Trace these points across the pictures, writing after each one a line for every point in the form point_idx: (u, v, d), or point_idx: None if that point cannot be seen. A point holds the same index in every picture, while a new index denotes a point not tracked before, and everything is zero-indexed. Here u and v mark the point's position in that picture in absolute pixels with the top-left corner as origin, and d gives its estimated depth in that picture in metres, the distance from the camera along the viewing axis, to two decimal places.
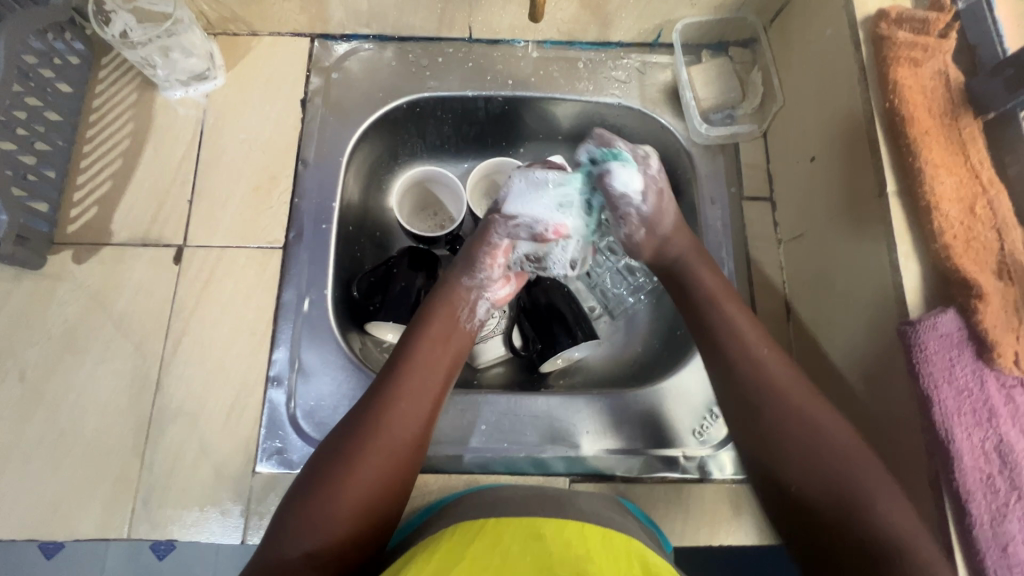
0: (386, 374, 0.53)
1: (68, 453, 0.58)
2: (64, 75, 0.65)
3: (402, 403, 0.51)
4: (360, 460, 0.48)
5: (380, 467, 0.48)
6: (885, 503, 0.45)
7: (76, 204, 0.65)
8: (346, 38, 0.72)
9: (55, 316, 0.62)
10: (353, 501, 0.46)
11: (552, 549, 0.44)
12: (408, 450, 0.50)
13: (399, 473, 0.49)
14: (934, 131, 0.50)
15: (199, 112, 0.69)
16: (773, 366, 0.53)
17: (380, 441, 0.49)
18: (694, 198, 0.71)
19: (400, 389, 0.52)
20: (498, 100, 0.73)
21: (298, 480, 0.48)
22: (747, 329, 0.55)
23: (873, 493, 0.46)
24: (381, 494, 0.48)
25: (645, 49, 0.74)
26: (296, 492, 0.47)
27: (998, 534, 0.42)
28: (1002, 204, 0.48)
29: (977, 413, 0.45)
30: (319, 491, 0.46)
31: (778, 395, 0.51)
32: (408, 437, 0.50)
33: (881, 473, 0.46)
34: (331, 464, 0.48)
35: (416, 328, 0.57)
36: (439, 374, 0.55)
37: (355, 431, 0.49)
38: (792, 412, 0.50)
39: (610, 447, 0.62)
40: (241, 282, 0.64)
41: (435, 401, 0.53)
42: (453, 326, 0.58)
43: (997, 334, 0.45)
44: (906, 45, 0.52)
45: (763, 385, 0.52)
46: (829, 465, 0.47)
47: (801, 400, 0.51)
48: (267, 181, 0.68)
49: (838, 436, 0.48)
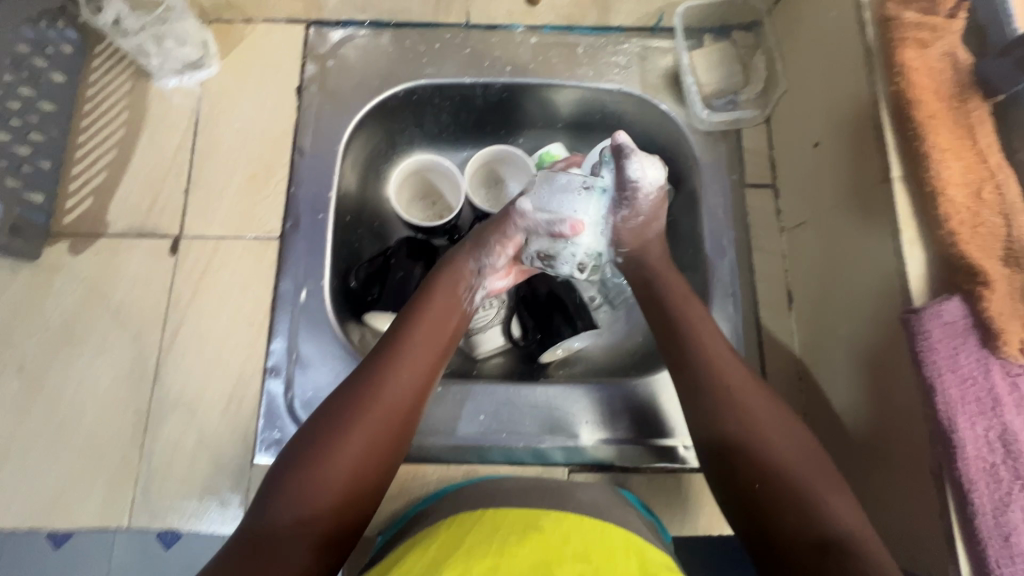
0: (386, 347, 0.53)
1: (68, 444, 0.58)
2: (56, 65, 0.64)
3: (400, 376, 0.51)
4: (356, 428, 0.48)
5: (374, 438, 0.48)
6: (833, 502, 0.45)
7: (71, 195, 0.64)
8: (342, 24, 0.71)
9: (53, 307, 0.61)
10: (345, 471, 0.46)
11: (553, 541, 0.43)
12: (402, 422, 0.50)
13: (392, 447, 0.49)
14: (940, 114, 0.49)
15: (194, 101, 0.69)
16: (729, 368, 0.53)
17: (377, 412, 0.49)
18: (696, 185, 0.70)
19: (398, 363, 0.52)
20: (496, 87, 0.71)
21: (290, 446, 0.48)
22: (708, 335, 0.55)
23: (825, 494, 0.45)
24: (373, 466, 0.48)
25: (646, 34, 0.73)
26: (289, 458, 0.47)
27: (1000, 524, 0.41)
28: (1011, 188, 0.47)
29: (981, 402, 0.44)
30: (312, 458, 0.46)
31: (738, 398, 0.51)
32: (404, 408, 0.50)
33: (832, 474, 0.47)
34: (325, 432, 0.48)
35: (416, 306, 0.57)
36: (436, 350, 0.55)
37: (353, 399, 0.49)
38: (742, 417, 0.50)
39: (612, 436, 0.62)
40: (238, 273, 0.64)
41: (431, 377, 0.54)
42: (451, 304, 0.58)
43: (1004, 321, 0.44)
44: (913, 26, 0.51)
45: (723, 389, 0.51)
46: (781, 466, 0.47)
47: (751, 401, 0.51)
48: (264, 170, 0.67)
49: (790, 441, 0.49)
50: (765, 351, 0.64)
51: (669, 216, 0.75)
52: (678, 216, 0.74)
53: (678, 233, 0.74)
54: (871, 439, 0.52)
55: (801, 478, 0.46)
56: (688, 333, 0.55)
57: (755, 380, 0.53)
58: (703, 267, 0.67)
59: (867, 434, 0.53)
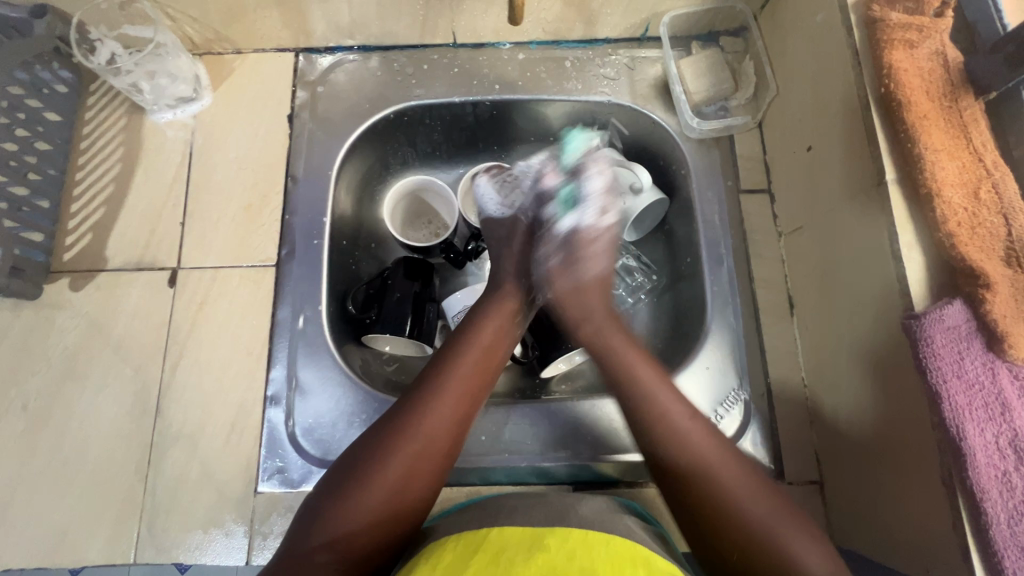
0: (433, 373, 0.53)
1: (72, 480, 0.59)
2: (52, 105, 0.66)
3: (447, 404, 0.51)
4: (395, 457, 0.48)
5: (413, 469, 0.48)
6: (798, 545, 0.44)
7: (71, 232, 0.65)
8: (331, 50, 0.72)
9: (54, 345, 0.62)
10: (381, 499, 0.46)
11: (556, 557, 0.42)
12: (444, 451, 0.50)
13: (432, 478, 0.49)
14: (933, 115, 0.48)
15: (188, 133, 0.69)
16: (673, 413, 0.51)
17: (418, 442, 0.49)
18: (690, 193, 0.69)
19: (444, 390, 0.51)
20: (486, 105, 0.71)
21: (337, 468, 0.49)
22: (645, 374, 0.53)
23: (788, 537, 0.44)
24: (414, 494, 0.48)
25: (634, 44, 0.73)
26: (329, 481, 0.48)
27: (1016, 534, 0.40)
28: (1009, 186, 0.46)
29: (989, 408, 0.43)
30: (356, 481, 0.47)
31: (683, 441, 0.49)
32: (446, 438, 0.50)
33: (797, 516, 0.46)
34: (365, 455, 0.48)
35: (465, 332, 0.56)
36: (482, 377, 0.54)
37: (394, 422, 0.49)
38: (695, 462, 0.48)
39: (618, 452, 0.60)
40: (236, 302, 0.64)
41: (473, 406, 0.53)
42: (502, 331, 0.57)
43: (1007, 324, 0.43)
44: (899, 27, 0.50)
45: (668, 434, 0.50)
46: (744, 517, 0.45)
47: (702, 444, 0.49)
48: (258, 199, 0.68)
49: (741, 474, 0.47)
50: (768, 360, 0.63)
51: (667, 224, 0.74)
52: (674, 225, 0.73)
53: (676, 242, 0.73)
54: (880, 447, 0.51)
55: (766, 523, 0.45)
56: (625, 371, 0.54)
57: (704, 424, 0.51)
58: (701, 275, 0.67)
59: (875, 442, 0.52)
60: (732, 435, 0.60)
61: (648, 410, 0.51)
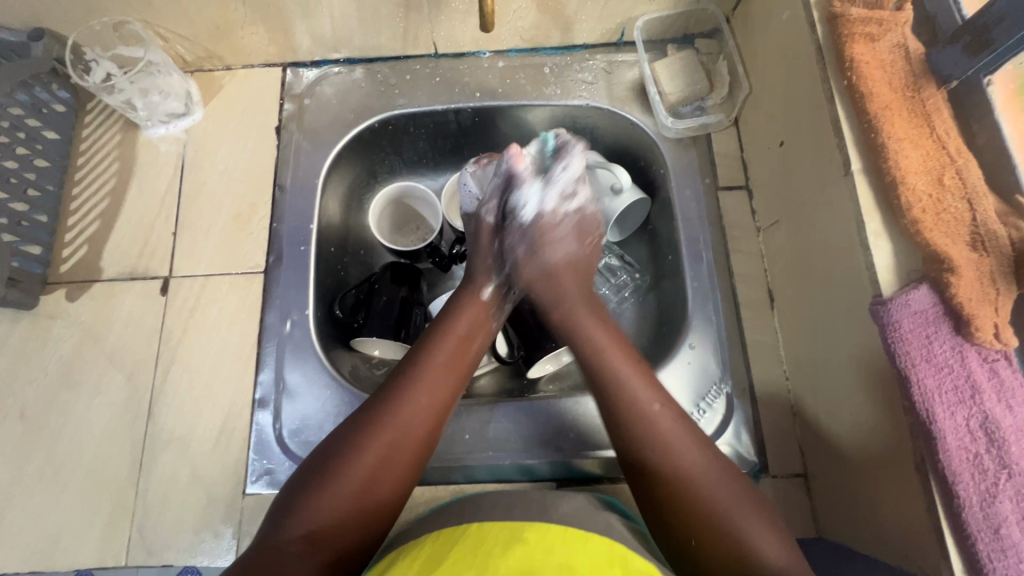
0: (409, 366, 0.54)
1: (66, 485, 0.60)
2: (50, 123, 0.68)
3: (422, 396, 0.51)
4: (371, 447, 0.48)
5: (388, 459, 0.48)
6: (756, 536, 0.45)
7: (67, 244, 0.67)
8: (317, 64, 0.75)
9: (51, 354, 0.64)
10: (357, 488, 0.47)
11: (533, 553, 0.41)
12: (418, 443, 0.50)
13: (407, 469, 0.50)
14: (895, 105, 0.49)
15: (180, 147, 0.72)
16: (648, 403, 0.52)
17: (394, 432, 0.49)
18: (669, 191, 0.70)
19: (419, 382, 0.52)
20: (468, 112, 0.73)
21: (313, 460, 0.49)
22: (619, 362, 0.54)
23: (747, 524, 0.45)
24: (387, 487, 0.48)
25: (611, 50, 0.74)
26: (305, 474, 0.48)
27: (989, 516, 0.40)
28: (973, 172, 0.47)
29: (959, 390, 0.43)
30: (332, 472, 0.47)
31: (653, 427, 0.50)
32: (420, 431, 0.50)
33: (760, 510, 0.46)
34: (341, 448, 0.48)
35: (439, 327, 0.57)
36: (457, 373, 0.55)
37: (371, 414, 0.50)
38: (660, 447, 0.49)
39: (599, 448, 0.61)
40: (225, 308, 0.66)
41: (449, 401, 0.53)
42: (475, 328, 0.58)
43: (973, 307, 0.43)
44: (860, 21, 0.51)
45: (639, 418, 0.51)
46: (705, 502, 0.46)
47: (671, 432, 0.50)
48: (247, 208, 0.70)
49: (710, 472, 0.48)
50: (749, 354, 0.64)
51: (649, 224, 0.75)
52: (656, 224, 0.74)
53: (658, 240, 0.74)
54: (859, 437, 0.51)
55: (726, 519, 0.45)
56: (602, 361, 0.55)
57: (675, 410, 0.52)
58: (681, 272, 0.67)
59: (854, 432, 0.52)
60: (716, 428, 0.60)
61: (624, 404, 0.52)
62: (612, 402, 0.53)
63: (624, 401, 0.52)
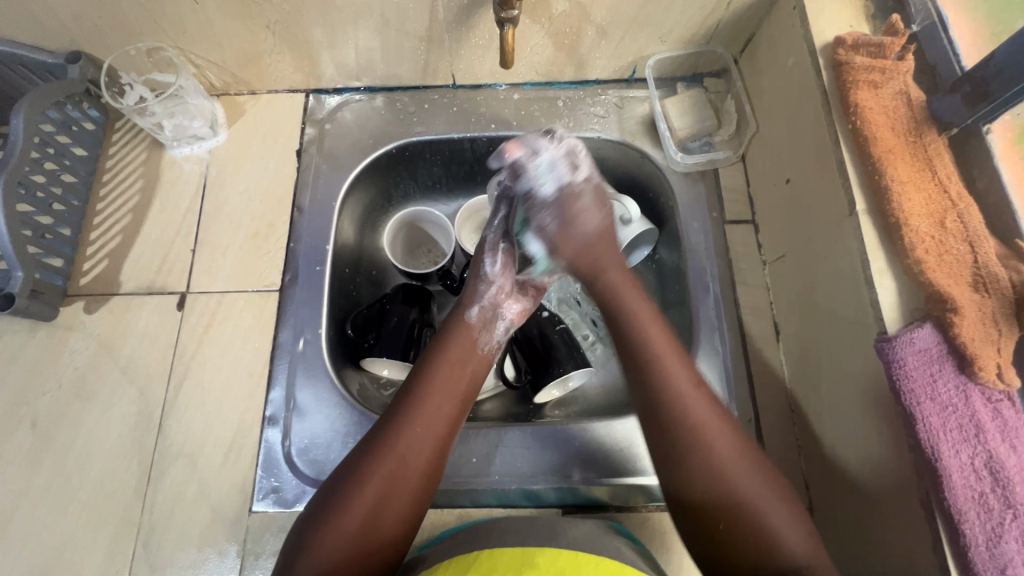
0: (410, 395, 0.54)
1: (73, 498, 0.60)
2: (80, 141, 0.70)
3: (419, 426, 0.52)
4: (372, 483, 0.49)
5: (391, 492, 0.49)
6: (784, 524, 0.47)
7: (88, 258, 0.69)
8: (339, 91, 0.77)
9: (66, 365, 0.65)
10: (361, 523, 0.47)
11: None
12: (420, 472, 0.51)
13: (408, 504, 0.50)
14: (898, 149, 0.52)
15: (203, 167, 0.74)
16: (700, 402, 0.52)
17: (394, 465, 0.49)
18: (677, 223, 0.72)
19: (416, 410, 0.52)
20: (483, 140, 0.76)
21: (319, 497, 0.49)
22: (675, 369, 0.54)
23: (777, 520, 0.48)
24: (391, 518, 0.49)
25: (622, 85, 0.77)
26: (311, 512, 0.49)
27: (996, 557, 0.41)
28: (974, 216, 0.48)
29: (964, 429, 0.44)
30: (335, 511, 0.47)
31: (702, 434, 0.51)
32: (422, 456, 0.51)
33: (789, 501, 0.49)
34: (343, 483, 0.49)
35: (433, 355, 0.57)
36: (455, 396, 0.55)
37: (371, 447, 0.51)
38: (707, 454, 0.50)
39: (605, 477, 0.61)
40: (240, 325, 0.67)
41: (450, 425, 0.54)
42: (471, 351, 0.59)
43: (976, 347, 0.44)
44: (863, 69, 0.54)
45: (686, 428, 0.51)
46: (753, 511, 0.48)
47: (721, 446, 0.50)
48: (265, 228, 0.71)
49: (750, 474, 0.50)
50: (754, 384, 0.64)
51: (657, 253, 0.77)
52: (663, 254, 0.76)
53: (665, 270, 0.76)
54: (865, 474, 0.51)
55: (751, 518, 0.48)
56: (660, 375, 0.53)
57: (722, 417, 0.52)
58: (689, 302, 0.68)
59: (859, 469, 0.52)
60: None
61: (676, 416, 0.51)
62: (664, 406, 0.52)
63: (674, 412, 0.52)
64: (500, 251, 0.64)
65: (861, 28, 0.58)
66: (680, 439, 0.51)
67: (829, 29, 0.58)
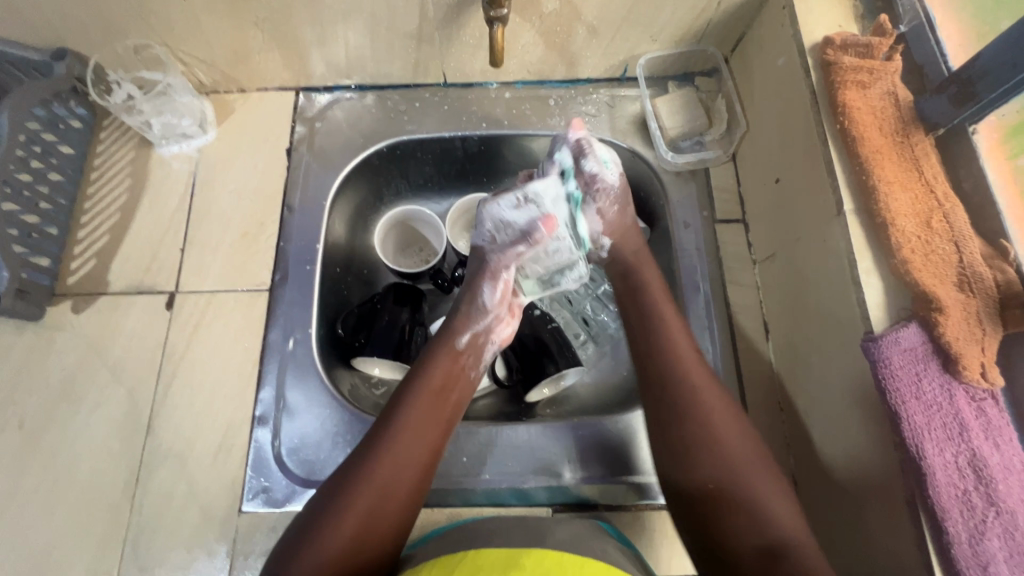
0: (388, 425, 0.53)
1: (61, 499, 0.60)
2: (67, 139, 0.70)
3: (400, 455, 0.51)
4: (352, 511, 0.48)
5: (371, 520, 0.49)
6: (768, 496, 0.50)
7: (76, 257, 0.68)
8: (329, 89, 0.77)
9: (53, 365, 0.64)
10: (341, 554, 0.47)
11: None
12: (400, 499, 0.51)
13: (388, 532, 0.50)
14: (886, 149, 0.52)
15: (192, 166, 0.74)
16: (701, 378, 0.55)
17: (379, 485, 0.50)
18: (668, 222, 0.72)
19: (397, 437, 0.52)
20: (474, 139, 0.75)
21: (297, 524, 0.49)
22: (692, 365, 0.56)
23: (761, 491, 0.50)
24: (371, 548, 0.48)
25: (614, 84, 0.77)
26: (289, 540, 0.48)
27: (977, 554, 0.41)
28: (959, 216, 0.49)
29: (948, 428, 0.44)
30: (314, 539, 0.47)
31: (706, 414, 0.53)
32: (402, 484, 0.51)
33: (775, 475, 0.51)
34: (323, 511, 0.49)
35: (414, 380, 0.57)
36: (437, 423, 0.55)
37: (352, 475, 0.50)
38: (702, 422, 0.53)
39: (596, 476, 0.61)
40: (230, 324, 0.67)
41: (432, 452, 0.54)
42: (454, 377, 0.58)
43: (960, 346, 0.45)
44: (851, 70, 0.54)
45: (690, 401, 0.54)
46: (743, 478, 0.51)
47: (717, 415, 0.54)
48: (255, 227, 0.71)
49: (742, 442, 0.53)
50: (744, 383, 0.64)
51: (648, 252, 0.77)
52: (655, 253, 0.76)
53: None
54: (851, 472, 0.52)
55: (739, 482, 0.50)
56: (665, 347, 0.58)
57: (721, 391, 0.56)
58: (679, 301, 0.68)
59: (845, 467, 0.53)
60: None
61: (681, 387, 0.55)
62: (667, 375, 0.56)
63: (677, 385, 0.55)
64: (501, 280, 0.62)
65: (850, 28, 0.59)
66: (677, 407, 0.55)
67: (818, 29, 0.59)
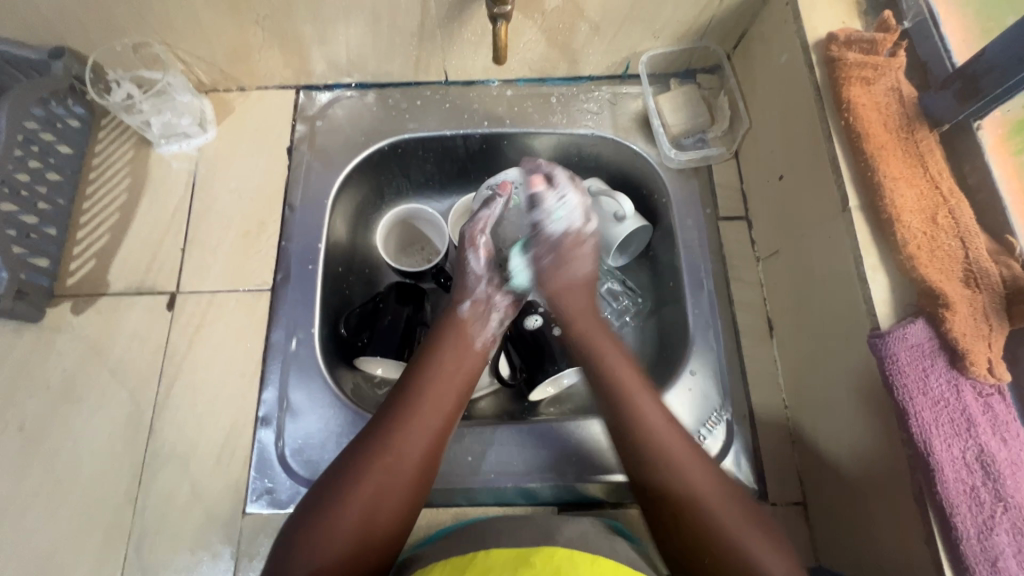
0: (405, 395, 0.54)
1: (62, 502, 0.59)
2: (64, 138, 0.69)
3: (418, 422, 0.52)
4: (370, 476, 0.48)
5: (389, 485, 0.49)
6: (751, 542, 0.47)
7: (75, 258, 0.68)
8: (330, 88, 0.76)
9: (54, 366, 0.64)
10: (359, 516, 0.47)
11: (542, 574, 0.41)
12: (420, 466, 0.51)
13: (405, 496, 0.50)
14: (890, 145, 0.52)
15: (192, 165, 0.73)
16: (656, 418, 0.54)
17: (392, 460, 0.49)
18: (671, 220, 0.72)
19: (415, 405, 0.53)
20: (476, 138, 0.75)
21: (315, 491, 0.49)
22: (642, 392, 0.55)
23: (744, 535, 0.47)
24: (389, 513, 0.48)
25: (616, 81, 0.77)
26: (307, 505, 0.48)
27: (987, 549, 0.41)
28: (965, 212, 0.49)
29: (955, 424, 0.44)
30: (334, 503, 0.47)
31: (663, 446, 0.52)
32: (421, 452, 0.51)
33: (755, 516, 0.49)
34: (340, 476, 0.49)
35: (429, 353, 0.57)
36: (454, 394, 0.55)
37: (371, 441, 0.50)
38: (660, 454, 0.52)
39: (601, 473, 0.61)
40: (232, 325, 0.66)
41: (448, 422, 0.54)
42: (466, 351, 0.59)
43: (968, 342, 0.45)
44: (856, 66, 0.54)
45: (638, 437, 0.53)
46: (715, 518, 0.48)
47: (683, 457, 0.51)
48: (256, 226, 0.71)
49: (712, 487, 0.50)
50: (749, 381, 0.64)
51: (651, 249, 0.77)
52: (657, 250, 0.76)
53: (658, 266, 0.75)
54: (857, 468, 0.52)
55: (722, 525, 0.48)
56: (612, 383, 0.57)
57: (681, 432, 0.54)
58: (682, 299, 0.68)
59: (853, 464, 0.52)
60: (715, 454, 0.61)
61: (635, 425, 0.53)
62: (621, 414, 0.55)
63: (633, 421, 0.54)
64: (480, 245, 0.64)
65: (854, 24, 0.58)
66: (637, 445, 0.53)
67: (821, 25, 0.58)
